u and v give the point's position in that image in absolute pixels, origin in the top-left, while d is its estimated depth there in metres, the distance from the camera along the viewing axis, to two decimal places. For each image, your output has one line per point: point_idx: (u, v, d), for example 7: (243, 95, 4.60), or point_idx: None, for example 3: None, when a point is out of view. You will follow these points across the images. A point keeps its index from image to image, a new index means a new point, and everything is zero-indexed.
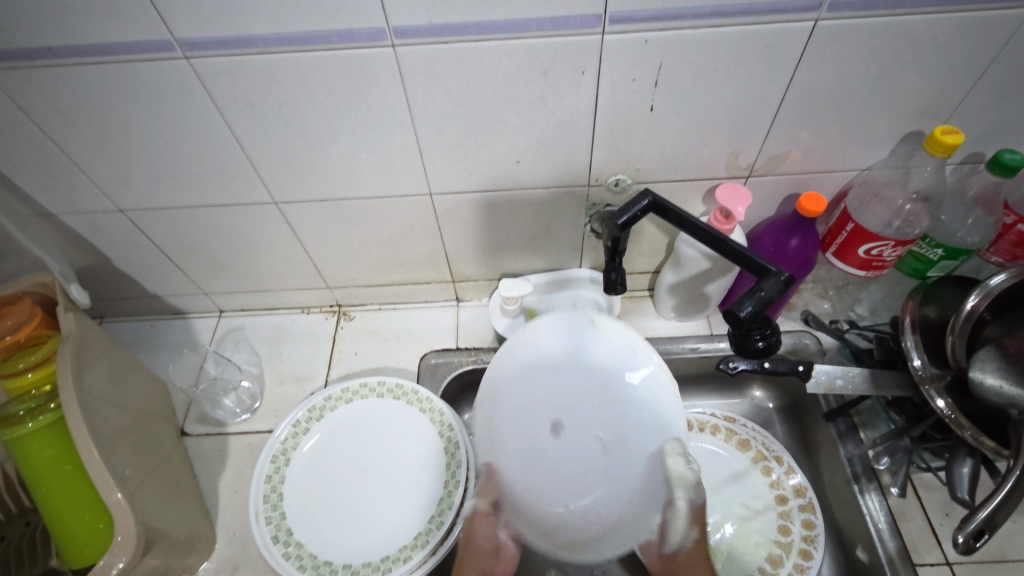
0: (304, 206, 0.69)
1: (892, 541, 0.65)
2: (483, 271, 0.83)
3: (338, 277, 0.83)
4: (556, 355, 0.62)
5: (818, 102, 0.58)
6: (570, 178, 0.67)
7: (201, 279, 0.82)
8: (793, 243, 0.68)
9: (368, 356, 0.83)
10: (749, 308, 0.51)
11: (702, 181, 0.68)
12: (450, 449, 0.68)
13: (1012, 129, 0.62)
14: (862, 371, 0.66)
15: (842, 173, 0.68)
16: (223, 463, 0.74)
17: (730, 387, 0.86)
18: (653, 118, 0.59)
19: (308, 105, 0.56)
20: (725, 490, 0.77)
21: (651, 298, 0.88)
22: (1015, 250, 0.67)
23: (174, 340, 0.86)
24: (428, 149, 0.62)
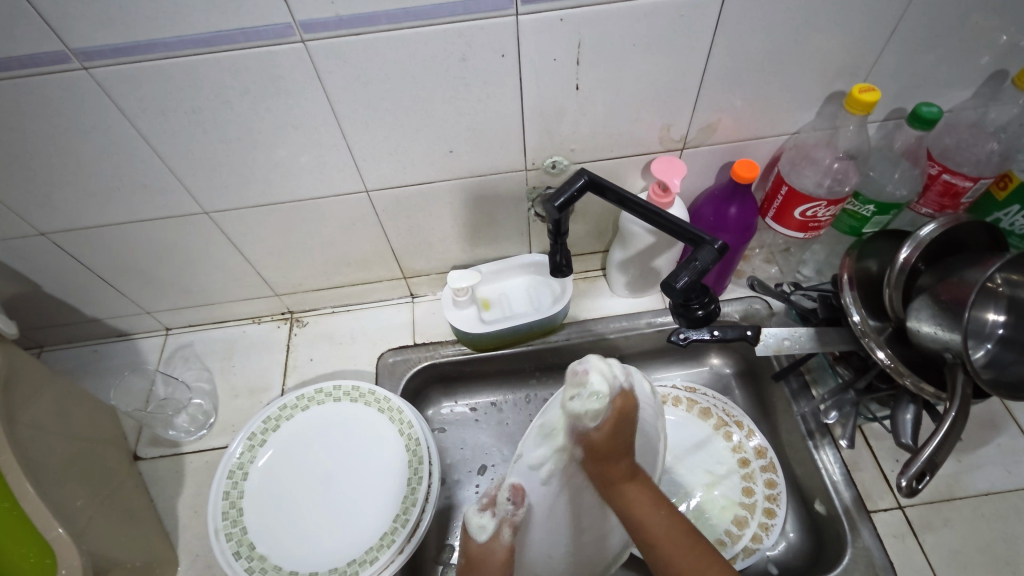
0: (237, 213, 0.67)
1: (847, 492, 0.67)
2: (434, 264, 0.82)
3: (285, 284, 0.81)
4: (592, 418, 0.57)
5: (740, 69, 0.59)
6: (506, 163, 0.66)
7: (141, 298, 0.79)
8: (732, 211, 0.69)
9: (324, 360, 0.81)
10: (685, 279, 0.52)
11: (638, 156, 0.68)
12: (412, 447, 0.68)
13: (929, 83, 0.64)
14: (808, 331, 0.67)
15: (773, 138, 0.69)
16: (180, 483, 0.72)
17: (689, 358, 0.88)
18: (580, 97, 0.59)
19: (225, 108, 0.54)
20: (690, 459, 0.78)
21: (605, 277, 0.88)
22: (942, 201, 0.70)
23: (121, 363, 0.83)
24: (357, 146, 0.60)
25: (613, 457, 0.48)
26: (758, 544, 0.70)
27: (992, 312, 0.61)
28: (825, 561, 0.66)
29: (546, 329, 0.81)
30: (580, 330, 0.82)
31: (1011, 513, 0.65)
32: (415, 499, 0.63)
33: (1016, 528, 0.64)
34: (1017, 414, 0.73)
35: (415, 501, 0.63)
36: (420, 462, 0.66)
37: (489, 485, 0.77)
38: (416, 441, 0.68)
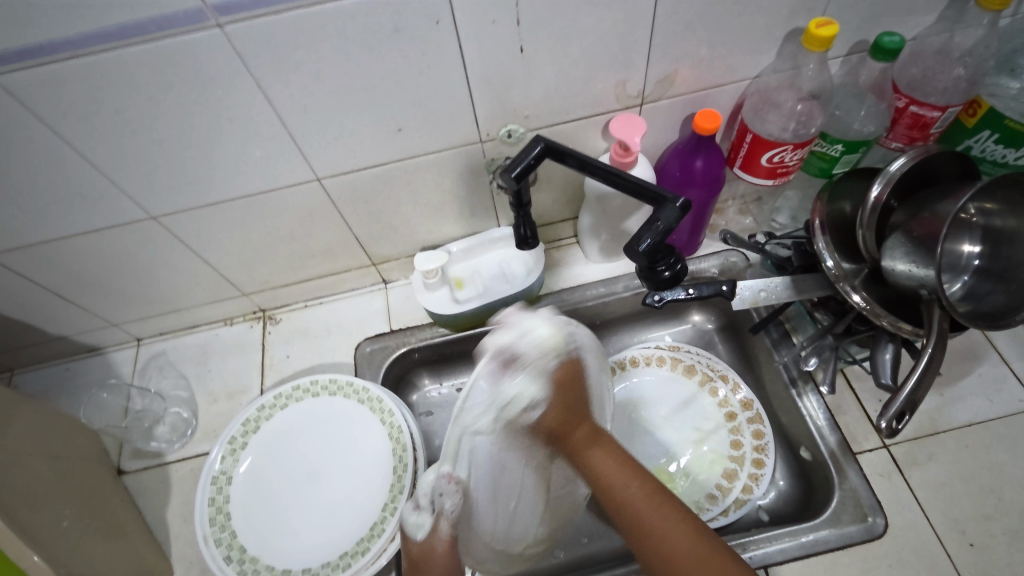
0: (186, 215, 0.65)
1: (832, 436, 0.67)
2: (401, 248, 0.80)
3: (252, 282, 0.79)
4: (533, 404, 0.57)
5: (691, 14, 0.56)
6: (460, 137, 0.63)
7: (106, 310, 0.77)
8: (698, 164, 0.67)
9: (300, 356, 0.80)
10: (647, 242, 0.51)
11: (595, 117, 0.66)
12: (395, 435, 0.67)
13: (889, 11, 0.61)
14: (784, 279, 0.67)
15: (734, 85, 0.66)
16: (168, 493, 0.72)
17: (669, 318, 0.87)
18: (526, 60, 0.56)
19: (150, 105, 0.51)
20: (677, 418, 0.78)
21: (578, 244, 0.87)
22: (911, 133, 0.68)
23: (94, 378, 0.82)
24: (300, 132, 0.58)
25: (571, 425, 0.52)
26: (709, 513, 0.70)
27: (967, 244, 0.61)
28: (814, 505, 0.67)
29: (522, 303, 0.80)
30: (557, 301, 0.81)
31: (993, 441, 0.66)
32: (402, 487, 0.63)
33: (999, 456, 0.65)
34: (996, 342, 0.72)
35: (403, 488, 0.63)
36: (404, 449, 0.66)
37: None
38: (399, 429, 0.67)
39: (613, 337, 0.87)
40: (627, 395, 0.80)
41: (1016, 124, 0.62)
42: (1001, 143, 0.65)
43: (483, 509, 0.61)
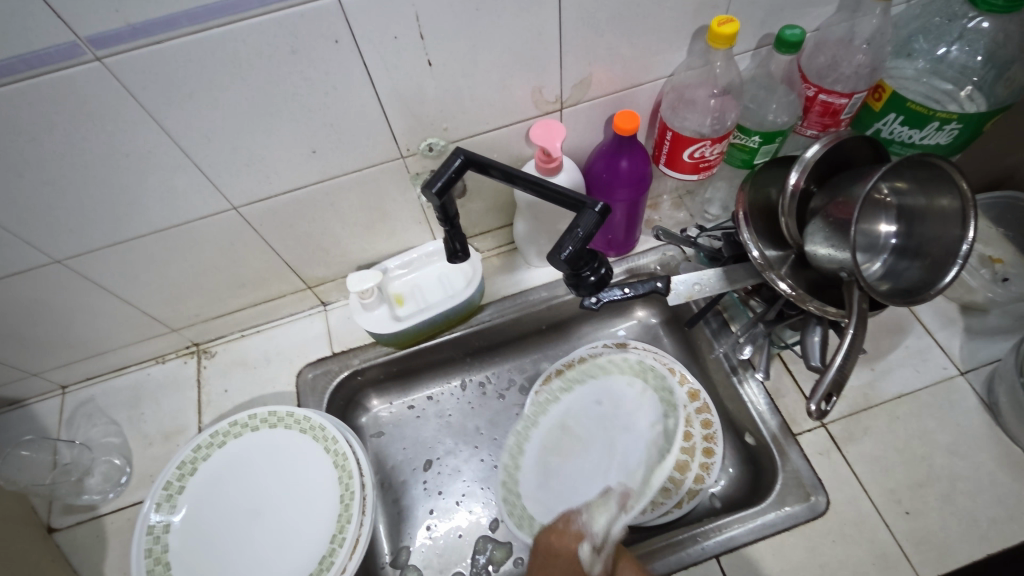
0: (96, 256, 0.61)
1: (772, 420, 0.69)
2: (336, 268, 0.78)
3: (181, 317, 0.76)
4: (633, 430, 0.77)
5: (597, 18, 0.56)
6: (379, 154, 0.62)
7: (23, 362, 0.73)
8: (623, 164, 0.68)
9: (239, 389, 0.77)
10: (569, 249, 0.50)
11: (516, 125, 0.65)
12: (340, 463, 0.65)
13: (790, 5, 0.62)
14: (716, 271, 0.68)
15: (650, 84, 0.67)
16: (104, 548, 0.68)
17: (614, 316, 0.88)
18: (437, 73, 0.55)
19: (36, 145, 0.48)
20: (609, 387, 0.81)
21: (517, 250, 0.86)
22: (824, 120, 0.69)
23: (16, 434, 0.77)
24: (205, 161, 0.55)
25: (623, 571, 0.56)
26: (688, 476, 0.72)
27: (884, 224, 0.64)
28: (760, 489, 0.68)
29: (465, 314, 0.79)
30: (501, 309, 0.81)
31: (922, 410, 0.69)
32: (350, 516, 0.61)
33: (928, 424, 0.68)
34: (920, 314, 0.76)
35: (350, 517, 0.62)
36: (350, 476, 0.64)
37: (436, 478, 0.78)
38: (344, 456, 0.65)
39: (560, 339, 0.87)
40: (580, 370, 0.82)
41: (917, 106, 0.64)
42: (906, 124, 0.67)
43: (532, 489, 0.75)
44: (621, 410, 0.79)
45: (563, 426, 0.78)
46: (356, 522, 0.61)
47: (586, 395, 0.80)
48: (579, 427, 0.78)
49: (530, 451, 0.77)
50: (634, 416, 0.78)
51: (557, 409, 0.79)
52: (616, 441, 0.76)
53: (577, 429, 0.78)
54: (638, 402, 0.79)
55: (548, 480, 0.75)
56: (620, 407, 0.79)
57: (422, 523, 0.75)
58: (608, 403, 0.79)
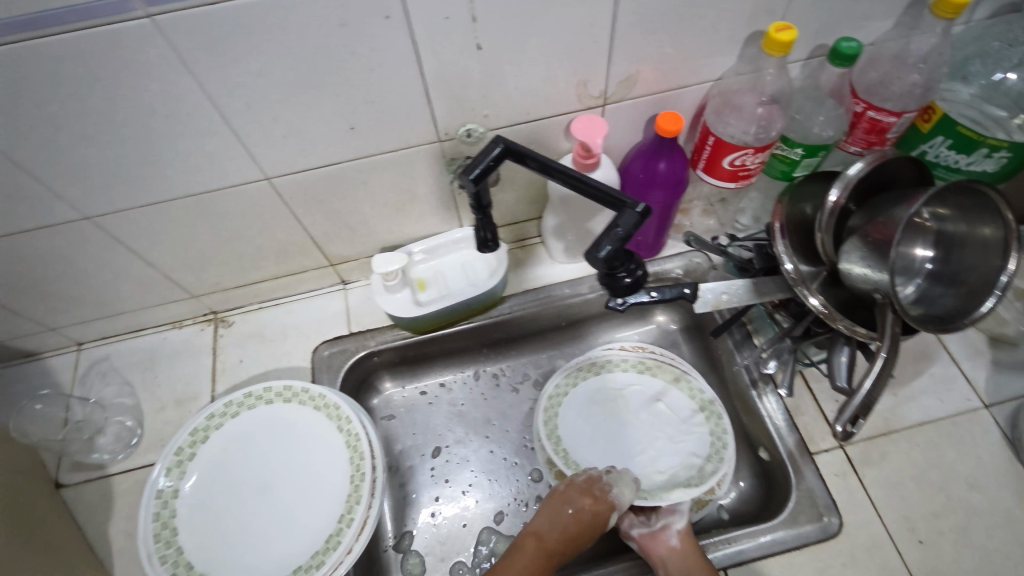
0: (125, 215, 0.61)
1: (790, 437, 0.68)
2: (361, 248, 0.77)
3: (202, 284, 0.75)
4: (675, 445, 0.74)
5: (651, 15, 0.55)
6: (417, 136, 0.61)
7: (41, 315, 0.73)
8: (661, 166, 0.67)
9: (255, 360, 0.77)
10: (607, 248, 0.49)
11: (557, 117, 0.64)
12: (352, 443, 0.65)
13: (848, 16, 0.61)
14: (745, 282, 0.67)
15: (696, 87, 0.65)
16: (111, 507, 0.68)
17: (634, 318, 0.87)
18: (484, 58, 0.54)
19: (77, 99, 0.48)
20: (670, 398, 0.78)
21: (543, 244, 0.85)
22: (869, 137, 0.67)
23: (30, 386, 0.77)
24: (244, 129, 0.55)
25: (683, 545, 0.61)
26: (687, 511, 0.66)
27: (920, 248, 0.62)
28: (772, 506, 0.67)
29: (487, 304, 0.79)
30: (521, 302, 0.80)
31: (942, 439, 0.68)
32: (359, 498, 0.61)
33: (947, 455, 0.67)
34: (947, 343, 0.74)
35: (360, 498, 0.62)
36: (362, 458, 0.64)
37: (444, 466, 0.78)
38: (357, 437, 0.65)
39: (577, 338, 0.87)
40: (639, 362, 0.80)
41: (968, 130, 0.63)
42: (954, 149, 0.66)
43: (576, 430, 0.76)
44: (670, 423, 0.76)
45: (620, 394, 0.79)
46: (365, 503, 0.61)
47: (651, 382, 0.79)
48: (636, 406, 0.78)
49: (577, 395, 0.78)
50: (682, 434, 0.75)
51: (624, 376, 0.80)
52: (658, 443, 0.75)
53: (632, 403, 0.78)
54: (687, 424, 0.75)
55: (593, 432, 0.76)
56: (676, 423, 0.76)
57: (428, 509, 0.75)
58: (662, 409, 0.77)
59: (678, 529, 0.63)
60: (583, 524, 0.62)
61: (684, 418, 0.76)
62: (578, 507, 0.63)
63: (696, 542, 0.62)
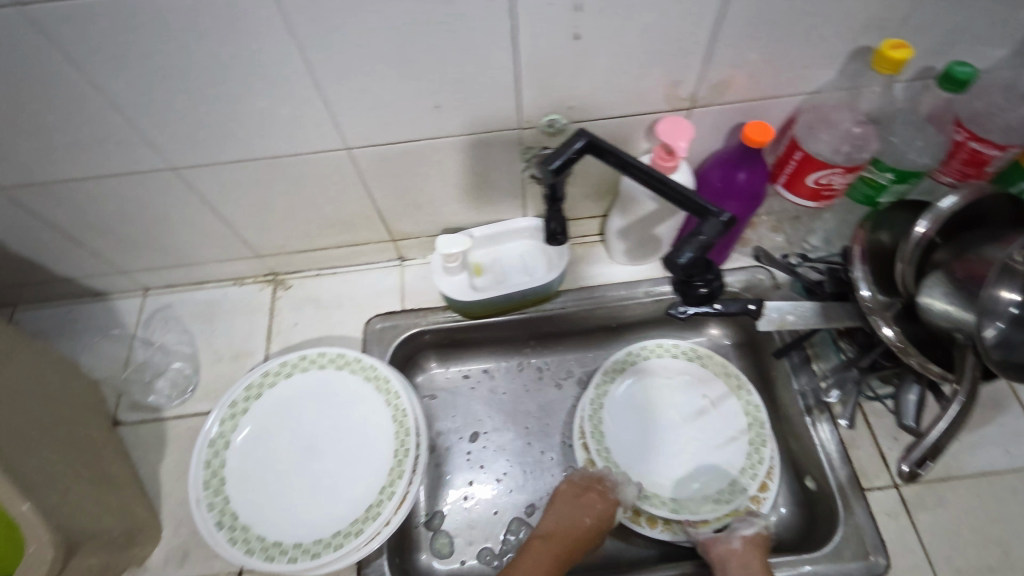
0: (208, 170, 0.62)
1: (842, 470, 0.66)
2: (424, 227, 0.78)
3: (268, 245, 0.77)
4: (711, 451, 0.74)
5: (757, 19, 0.53)
6: (500, 120, 0.61)
7: (115, 257, 0.75)
8: (741, 177, 0.65)
9: (309, 325, 0.79)
10: (688, 255, 0.48)
11: (641, 116, 0.63)
12: (399, 418, 0.66)
13: (965, 39, 0.57)
14: (812, 305, 0.64)
15: (789, 98, 0.63)
16: (163, 449, 0.71)
17: (686, 328, 0.85)
18: (580, 49, 0.53)
19: (182, 52, 0.49)
20: (719, 405, 0.77)
21: (603, 243, 0.84)
22: (966, 169, 0.64)
23: (97, 324, 0.80)
24: (333, 98, 0.55)
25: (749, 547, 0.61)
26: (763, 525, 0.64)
27: (1007, 290, 0.53)
28: (815, 537, 0.65)
29: (541, 297, 0.78)
30: (575, 299, 0.80)
31: (1006, 492, 0.64)
32: (402, 472, 0.62)
33: (1010, 509, 0.64)
34: (1020, 394, 0.71)
35: (402, 472, 0.62)
36: (407, 433, 0.65)
37: (480, 452, 0.78)
38: (403, 412, 0.66)
39: (626, 342, 0.86)
40: (694, 364, 0.80)
41: None
42: None
43: (617, 424, 0.76)
44: (713, 429, 0.75)
45: (669, 390, 0.79)
46: (407, 477, 0.62)
47: (704, 385, 0.78)
48: (683, 407, 0.77)
49: (620, 390, 0.78)
50: (721, 442, 0.74)
51: (677, 375, 0.79)
52: (695, 448, 0.74)
53: (680, 397, 0.78)
54: (729, 433, 0.75)
55: (632, 430, 0.76)
56: (717, 427, 0.75)
57: (461, 492, 0.76)
58: (708, 415, 0.76)
59: (742, 534, 0.62)
60: (593, 519, 0.64)
61: (728, 427, 0.75)
62: (586, 504, 0.64)
63: (760, 550, 0.61)
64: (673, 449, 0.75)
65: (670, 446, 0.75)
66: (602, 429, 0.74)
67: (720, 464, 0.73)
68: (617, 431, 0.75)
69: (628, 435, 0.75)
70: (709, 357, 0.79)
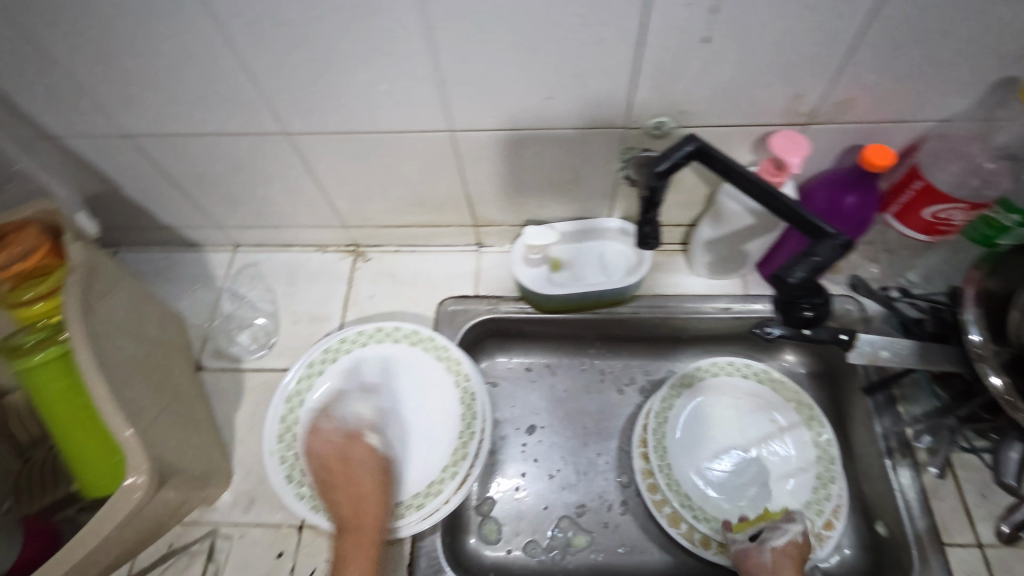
0: (317, 138, 0.65)
1: (921, 520, 0.62)
2: (508, 216, 0.78)
3: (355, 217, 0.79)
4: (775, 481, 0.72)
5: (901, 37, 0.50)
6: (608, 117, 0.60)
7: (214, 212, 0.79)
8: (850, 201, 0.62)
9: (385, 298, 0.81)
10: (800, 274, 0.47)
11: (753, 127, 0.61)
12: (467, 400, 0.68)
13: None
14: (911, 345, 0.60)
15: (916, 124, 0.59)
16: (239, 399, 0.74)
17: (761, 351, 0.82)
18: (707, 52, 0.52)
19: (318, 22, 0.50)
20: (787, 434, 0.74)
21: (684, 252, 0.82)
22: None
23: (190, 273, 0.84)
24: (450, 80, 0.56)
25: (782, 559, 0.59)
26: (798, 531, 0.61)
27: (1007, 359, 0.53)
28: None
29: (616, 300, 0.77)
30: (650, 306, 0.78)
31: None
32: (466, 454, 0.64)
33: None
34: None
35: (466, 454, 0.64)
36: (474, 417, 0.66)
37: (535, 446, 0.78)
38: (472, 396, 0.68)
39: (694, 356, 0.84)
40: (765, 389, 0.77)
41: None
42: None
43: (682, 436, 0.74)
44: (779, 458, 0.73)
45: (736, 412, 0.76)
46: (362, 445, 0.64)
47: (773, 412, 0.76)
48: (748, 430, 0.75)
49: (687, 403, 0.76)
50: (787, 473, 0.72)
51: (745, 397, 0.77)
52: (758, 475, 0.72)
53: (746, 420, 0.76)
54: (796, 464, 0.72)
55: (697, 444, 0.74)
56: (783, 456, 0.73)
57: (513, 482, 0.76)
58: (774, 443, 0.74)
59: (774, 546, 0.60)
60: None
61: (795, 457, 0.73)
62: None
63: (794, 563, 0.58)
64: (736, 472, 0.73)
65: (732, 468, 0.73)
66: (665, 439, 0.73)
67: (784, 496, 0.70)
68: (682, 444, 0.74)
69: (693, 449, 0.74)
70: (781, 382, 0.77)
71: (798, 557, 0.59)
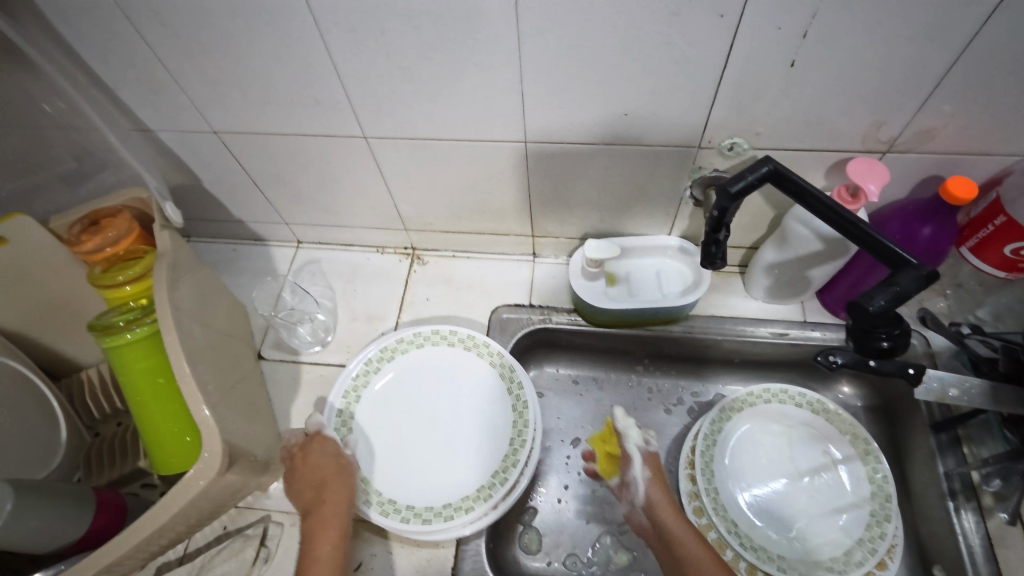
0: (391, 142, 0.67)
1: (984, 567, 0.60)
2: (567, 228, 0.79)
3: (416, 221, 0.81)
4: (826, 514, 0.70)
5: (995, 70, 0.49)
6: (681, 136, 0.60)
7: (284, 209, 0.82)
8: (925, 232, 0.61)
9: (440, 302, 0.82)
10: (882, 303, 0.46)
11: (829, 152, 0.60)
12: (519, 407, 0.68)
13: None
14: (981, 384, 0.58)
15: (1001, 157, 0.58)
16: (296, 390, 0.76)
17: (816, 379, 0.81)
18: (791, 76, 0.52)
19: (412, 33, 0.52)
20: (840, 467, 0.72)
21: (742, 275, 0.82)
22: None
23: (255, 266, 0.88)
24: (530, 94, 0.57)
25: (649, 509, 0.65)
26: (642, 471, 0.67)
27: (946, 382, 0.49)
28: None
29: (670, 317, 0.77)
30: (704, 326, 0.78)
31: None
32: (516, 461, 0.64)
33: None
34: None
35: (516, 462, 0.64)
36: (526, 425, 0.66)
37: (580, 459, 0.78)
38: (524, 403, 0.67)
39: (745, 380, 0.83)
40: (819, 419, 0.75)
41: None
42: None
43: (732, 462, 0.73)
44: (831, 491, 0.71)
45: (786, 440, 0.75)
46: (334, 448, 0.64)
47: (826, 443, 0.74)
48: (799, 459, 0.74)
49: (738, 428, 0.75)
50: (839, 507, 0.70)
51: (798, 426, 0.75)
52: (807, 506, 0.70)
53: (798, 450, 0.74)
54: (850, 499, 0.70)
55: (746, 472, 0.73)
56: (834, 489, 0.71)
57: (555, 493, 0.76)
58: (827, 474, 0.72)
59: (638, 498, 0.66)
60: None
61: (848, 491, 0.71)
62: None
63: (655, 502, 0.64)
64: (784, 501, 0.71)
65: (779, 497, 0.71)
66: (712, 464, 0.72)
67: (835, 530, 0.68)
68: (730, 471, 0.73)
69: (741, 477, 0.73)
70: (837, 414, 0.74)
71: (659, 494, 0.65)
